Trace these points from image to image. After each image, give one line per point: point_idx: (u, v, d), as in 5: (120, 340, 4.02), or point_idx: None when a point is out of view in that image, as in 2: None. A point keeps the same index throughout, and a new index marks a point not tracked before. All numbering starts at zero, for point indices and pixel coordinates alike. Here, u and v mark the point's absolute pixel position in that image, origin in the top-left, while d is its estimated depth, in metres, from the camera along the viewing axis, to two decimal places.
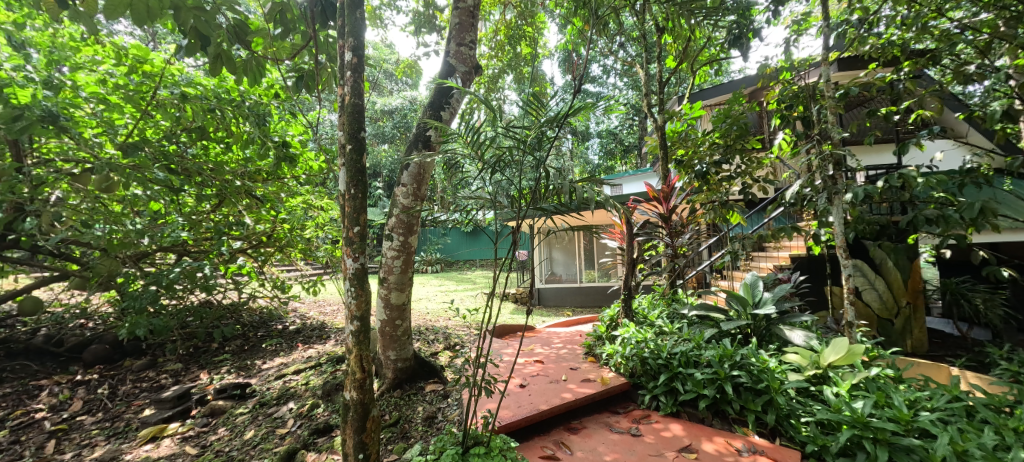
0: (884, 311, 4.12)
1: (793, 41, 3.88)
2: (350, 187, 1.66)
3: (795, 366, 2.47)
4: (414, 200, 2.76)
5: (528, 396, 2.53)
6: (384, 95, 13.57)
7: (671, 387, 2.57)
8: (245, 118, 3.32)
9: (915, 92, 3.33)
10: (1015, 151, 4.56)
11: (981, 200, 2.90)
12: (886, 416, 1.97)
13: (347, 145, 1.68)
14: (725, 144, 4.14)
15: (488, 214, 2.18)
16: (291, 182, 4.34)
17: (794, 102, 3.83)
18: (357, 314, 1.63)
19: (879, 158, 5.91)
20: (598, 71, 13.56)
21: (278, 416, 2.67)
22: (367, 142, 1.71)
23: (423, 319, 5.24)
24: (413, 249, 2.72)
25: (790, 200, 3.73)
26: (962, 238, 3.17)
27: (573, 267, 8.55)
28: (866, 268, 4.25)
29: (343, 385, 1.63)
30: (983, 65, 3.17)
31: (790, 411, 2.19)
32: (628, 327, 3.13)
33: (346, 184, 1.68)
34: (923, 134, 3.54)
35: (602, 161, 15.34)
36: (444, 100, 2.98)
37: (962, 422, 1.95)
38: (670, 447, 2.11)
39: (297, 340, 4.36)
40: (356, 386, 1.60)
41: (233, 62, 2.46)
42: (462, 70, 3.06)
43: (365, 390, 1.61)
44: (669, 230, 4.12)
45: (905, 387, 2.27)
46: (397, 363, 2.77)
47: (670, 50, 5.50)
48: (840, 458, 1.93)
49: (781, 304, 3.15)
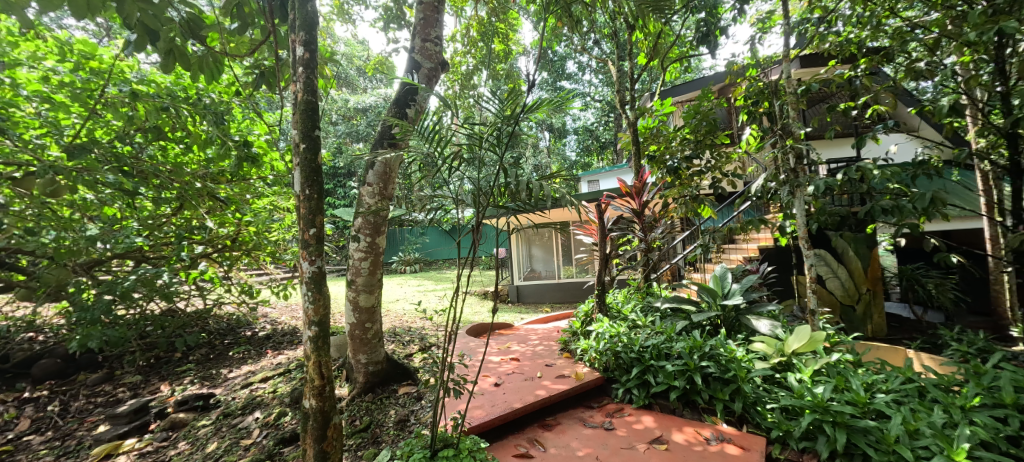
0: (846, 298, 4.31)
1: (757, 38, 4.01)
2: (304, 188, 1.61)
3: (762, 355, 2.55)
4: (381, 199, 2.70)
5: (503, 394, 2.52)
6: (357, 93, 13.30)
7: (643, 379, 2.60)
8: (202, 116, 3.15)
9: (871, 88, 3.48)
10: (963, 143, 4.83)
11: (931, 190, 3.06)
12: (845, 400, 2.04)
13: (301, 144, 1.63)
14: (695, 139, 4.25)
15: (454, 213, 2.13)
16: (257, 184, 4.19)
17: (759, 98, 3.97)
18: (315, 319, 1.58)
19: (837, 152, 6.21)
20: (573, 68, 13.74)
21: (243, 426, 2.58)
22: (322, 141, 1.66)
23: (400, 321, 5.16)
24: (381, 249, 2.65)
25: (756, 193, 3.85)
26: (915, 227, 3.32)
27: (552, 264, 8.61)
28: (829, 258, 4.43)
29: (302, 393, 1.58)
30: (933, 62, 3.33)
31: (756, 398, 2.24)
32: (601, 322, 3.16)
33: (301, 185, 1.62)
34: (878, 128, 3.71)
35: (579, 157, 15.55)
36: (409, 98, 2.93)
37: (914, 403, 2.05)
38: (641, 439, 2.14)
39: (266, 346, 4.23)
40: (315, 393, 1.55)
41: (187, 58, 2.34)
42: (427, 66, 3.01)
43: (325, 397, 1.57)
44: (642, 225, 4.21)
45: (863, 370, 2.37)
46: (368, 366, 2.71)
47: (642, 47, 5.58)
48: (802, 442, 2.00)
49: (749, 295, 3.25)
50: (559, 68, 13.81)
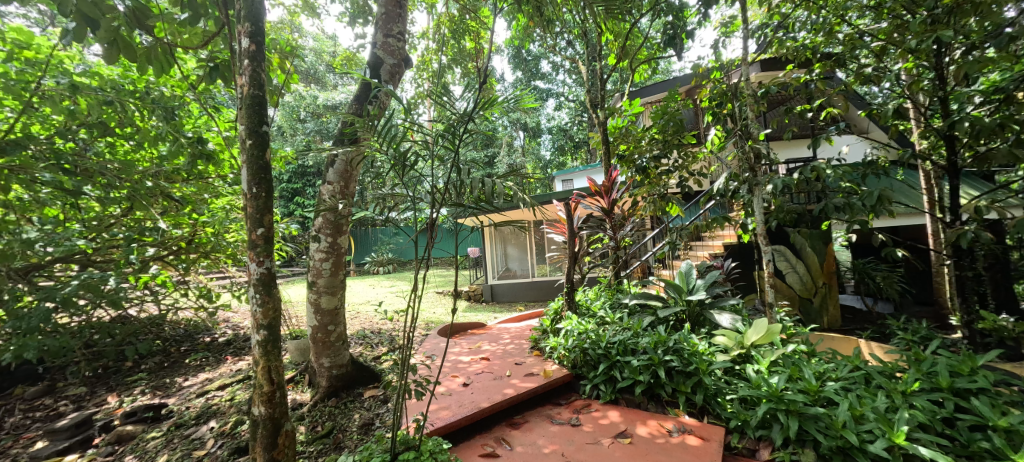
0: (804, 292, 4.52)
1: (721, 42, 4.15)
2: (251, 187, 1.58)
3: (723, 347, 2.63)
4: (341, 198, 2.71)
5: (471, 394, 2.51)
6: (326, 89, 12.95)
7: (609, 375, 2.65)
8: (151, 111, 2.98)
9: (825, 92, 3.66)
10: (907, 144, 5.15)
11: (878, 188, 3.24)
12: (798, 389, 2.14)
13: (246, 141, 1.59)
14: (663, 139, 4.35)
15: (414, 212, 2.12)
16: (216, 183, 4.00)
17: (722, 100, 4.11)
18: (264, 322, 1.56)
19: (796, 153, 6.51)
20: (547, 68, 13.85)
21: (196, 437, 2.46)
22: (270, 137, 1.63)
23: (370, 323, 5.06)
24: (343, 250, 2.62)
25: (719, 192, 3.98)
26: (864, 223, 3.51)
27: (526, 263, 8.64)
28: (788, 253, 4.63)
29: (251, 400, 1.55)
30: (880, 68, 3.54)
31: (716, 390, 2.32)
32: (571, 319, 3.19)
33: (247, 184, 1.59)
34: (831, 130, 3.90)
35: (553, 157, 15.70)
36: (369, 97, 2.90)
37: (861, 389, 2.17)
38: (607, 434, 2.17)
39: (226, 352, 4.06)
40: (264, 400, 1.53)
41: (133, 50, 2.17)
42: (390, 62, 2.95)
43: (275, 403, 1.55)
44: (611, 223, 4.28)
45: (816, 360, 2.49)
46: (331, 370, 2.67)
47: (611, 48, 5.68)
48: (758, 430, 2.08)
49: (713, 290, 3.35)
50: (534, 68, 13.90)
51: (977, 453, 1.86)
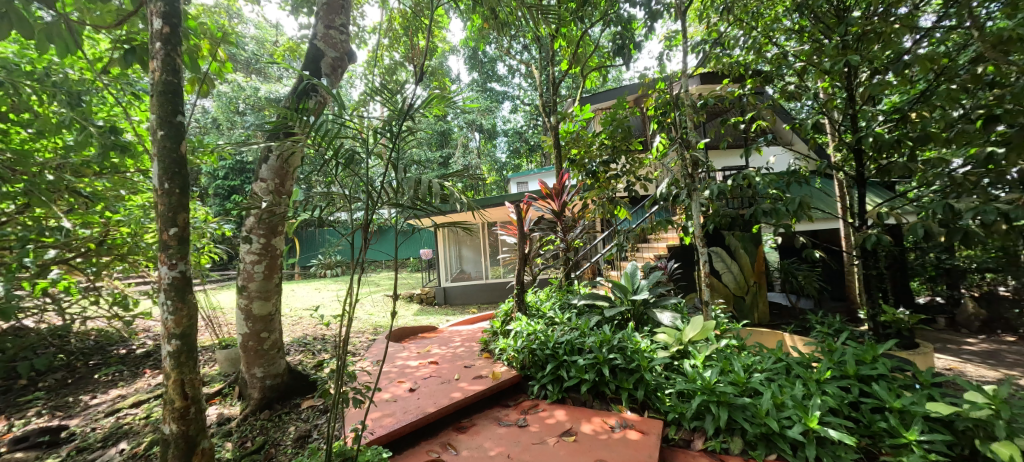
0: (738, 290, 4.86)
1: (665, 55, 4.38)
2: (164, 182, 1.58)
3: (663, 344, 2.77)
4: (276, 195, 2.72)
5: (416, 400, 2.45)
6: (269, 81, 12.19)
7: (557, 375, 2.69)
8: (52, 96, 2.64)
9: (755, 105, 3.97)
10: (825, 155, 5.71)
11: (799, 195, 3.56)
12: (728, 381, 2.29)
13: (158, 130, 1.59)
14: (612, 145, 4.52)
15: (353, 212, 2.03)
16: (135, 178, 3.63)
17: (666, 109, 4.33)
18: (176, 331, 1.56)
19: (731, 162, 7.00)
20: (503, 71, 13.95)
21: (102, 461, 2.20)
22: (185, 126, 1.66)
23: (314, 329, 4.82)
24: (277, 251, 2.57)
25: (663, 196, 4.20)
26: (787, 227, 3.84)
27: (480, 265, 8.63)
28: (724, 254, 4.96)
29: (162, 418, 1.57)
30: (800, 86, 3.90)
31: (656, 385, 2.42)
32: (521, 321, 3.22)
33: (160, 179, 1.59)
34: (760, 141, 4.23)
35: (508, 159, 15.80)
36: (308, 94, 2.82)
37: (782, 379, 2.36)
38: (552, 433, 2.21)
39: (145, 365, 3.69)
40: (176, 416, 1.55)
41: (27, 24, 1.91)
42: (331, 55, 2.84)
43: (188, 420, 1.57)
44: (562, 225, 4.37)
45: (745, 353, 2.68)
46: (265, 381, 2.59)
47: (564, 54, 5.83)
48: (693, 422, 2.20)
49: (656, 290, 3.52)
50: (490, 70, 13.94)
51: (876, 432, 2.08)
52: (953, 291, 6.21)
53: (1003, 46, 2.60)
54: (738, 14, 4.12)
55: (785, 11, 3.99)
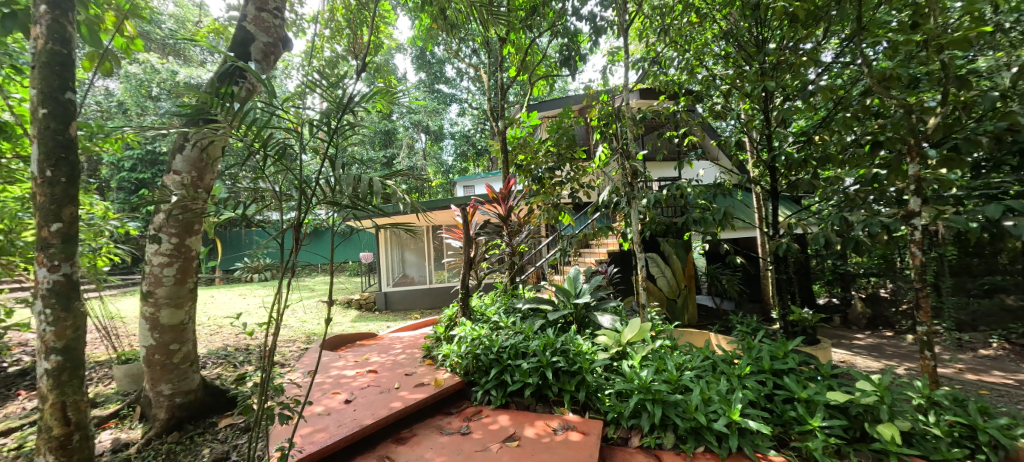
0: (670, 293, 5.17)
1: (608, 69, 4.59)
2: (44, 170, 1.66)
3: (603, 346, 2.86)
4: (192, 189, 2.54)
5: (352, 412, 2.32)
6: (190, 66, 11.06)
7: (501, 380, 2.68)
8: None
9: (687, 122, 4.28)
10: (746, 171, 6.29)
11: (724, 206, 3.88)
12: (663, 379, 2.41)
13: (40, 108, 1.66)
14: (557, 152, 4.62)
15: (283, 210, 1.87)
16: (13, 165, 3.10)
17: (608, 120, 4.53)
18: (56, 345, 1.68)
19: (666, 173, 7.48)
20: (451, 73, 13.85)
21: None
22: (74, 105, 1.73)
23: (237, 339, 4.40)
24: (192, 251, 2.40)
25: (604, 204, 4.39)
26: (714, 235, 4.16)
27: (424, 269, 8.43)
28: (659, 260, 5.26)
29: (38, 446, 1.70)
30: (726, 106, 4.27)
31: (597, 386, 2.49)
32: (465, 326, 3.17)
33: (40, 166, 1.67)
34: (692, 155, 4.56)
35: (455, 162, 15.63)
36: (235, 80, 2.61)
37: (709, 376, 2.54)
38: (496, 439, 2.18)
39: (20, 386, 3.14)
40: (55, 446, 1.70)
41: None
42: (263, 40, 2.64)
43: (68, 446, 1.72)
44: (508, 230, 4.39)
45: (677, 353, 2.85)
46: (174, 398, 2.42)
47: (512, 61, 5.90)
48: (630, 420, 2.28)
49: (597, 293, 3.64)
50: (437, 71, 13.77)
51: (788, 421, 2.30)
52: (846, 293, 7.09)
53: (886, 83, 3.03)
54: (674, 36, 4.43)
55: (714, 37, 4.36)
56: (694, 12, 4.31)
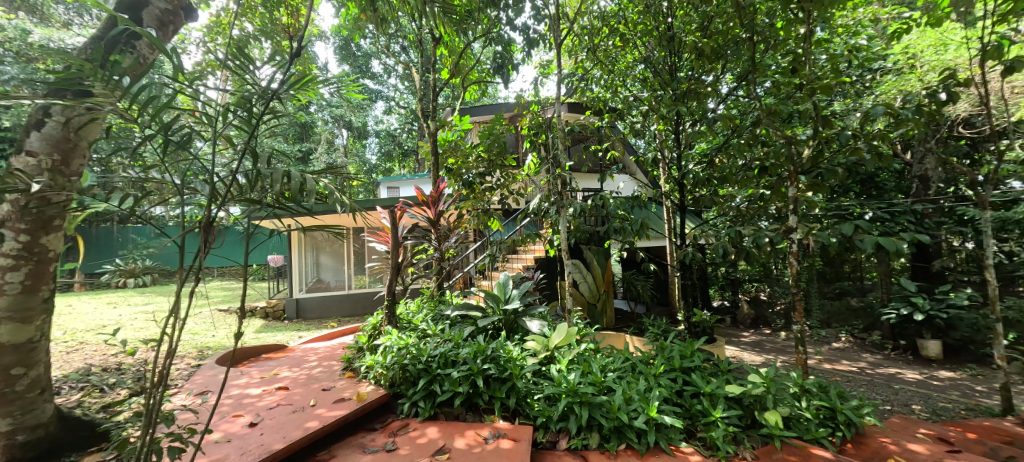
0: (591, 298, 5.45)
1: (539, 81, 4.73)
2: None
3: (532, 351, 2.91)
4: (54, 176, 2.12)
5: (259, 436, 2.08)
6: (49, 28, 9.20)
7: (429, 390, 2.58)
8: None
9: (610, 137, 4.57)
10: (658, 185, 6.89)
11: (642, 217, 4.20)
12: (588, 382, 2.51)
13: None
14: (488, 158, 4.63)
15: (184, 206, 1.64)
16: None
17: (538, 130, 4.65)
18: None
19: (589, 184, 7.90)
20: (378, 68, 13.27)
21: None
22: None
23: (107, 357, 3.71)
24: (50, 256, 2.12)
25: (533, 211, 4.50)
26: (632, 244, 4.48)
27: (342, 273, 7.89)
28: (582, 266, 5.52)
29: None
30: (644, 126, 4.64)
31: (527, 391, 2.52)
32: (390, 335, 3.02)
33: None
34: (614, 168, 4.86)
35: (379, 162, 14.96)
36: (120, 46, 2.24)
37: (629, 376, 2.70)
38: (424, 453, 2.09)
39: None
40: None
41: None
42: (158, 6, 2.31)
43: None
44: (437, 234, 4.29)
45: (600, 355, 2.99)
46: (16, 436, 2.04)
47: (444, 63, 5.82)
48: (558, 423, 2.34)
49: (525, 299, 3.69)
50: (363, 65, 13.10)
51: (695, 414, 2.53)
52: (736, 296, 8.08)
53: (773, 117, 3.53)
54: (600, 56, 4.71)
55: (635, 61, 4.72)
56: (619, 36, 4.63)
